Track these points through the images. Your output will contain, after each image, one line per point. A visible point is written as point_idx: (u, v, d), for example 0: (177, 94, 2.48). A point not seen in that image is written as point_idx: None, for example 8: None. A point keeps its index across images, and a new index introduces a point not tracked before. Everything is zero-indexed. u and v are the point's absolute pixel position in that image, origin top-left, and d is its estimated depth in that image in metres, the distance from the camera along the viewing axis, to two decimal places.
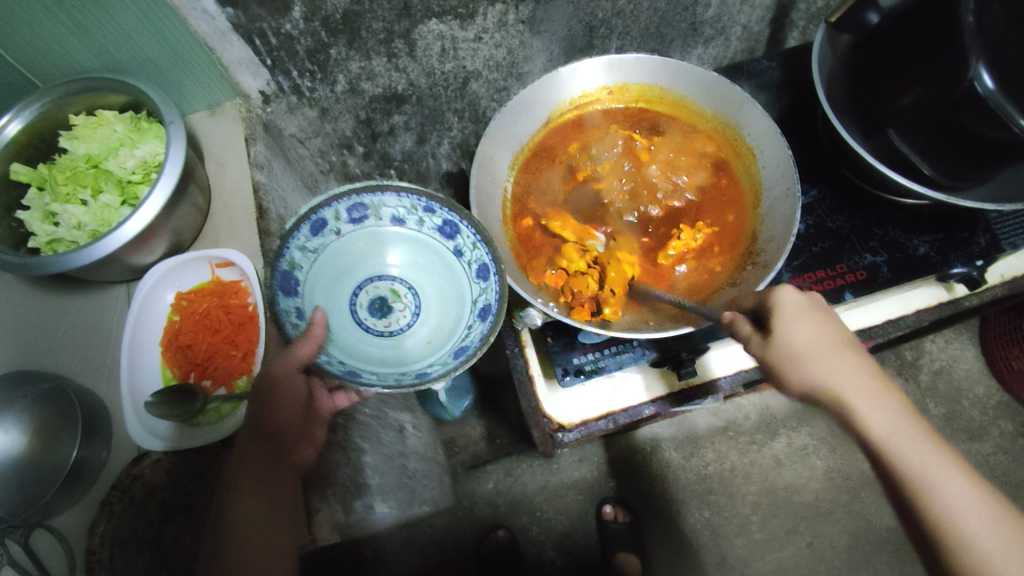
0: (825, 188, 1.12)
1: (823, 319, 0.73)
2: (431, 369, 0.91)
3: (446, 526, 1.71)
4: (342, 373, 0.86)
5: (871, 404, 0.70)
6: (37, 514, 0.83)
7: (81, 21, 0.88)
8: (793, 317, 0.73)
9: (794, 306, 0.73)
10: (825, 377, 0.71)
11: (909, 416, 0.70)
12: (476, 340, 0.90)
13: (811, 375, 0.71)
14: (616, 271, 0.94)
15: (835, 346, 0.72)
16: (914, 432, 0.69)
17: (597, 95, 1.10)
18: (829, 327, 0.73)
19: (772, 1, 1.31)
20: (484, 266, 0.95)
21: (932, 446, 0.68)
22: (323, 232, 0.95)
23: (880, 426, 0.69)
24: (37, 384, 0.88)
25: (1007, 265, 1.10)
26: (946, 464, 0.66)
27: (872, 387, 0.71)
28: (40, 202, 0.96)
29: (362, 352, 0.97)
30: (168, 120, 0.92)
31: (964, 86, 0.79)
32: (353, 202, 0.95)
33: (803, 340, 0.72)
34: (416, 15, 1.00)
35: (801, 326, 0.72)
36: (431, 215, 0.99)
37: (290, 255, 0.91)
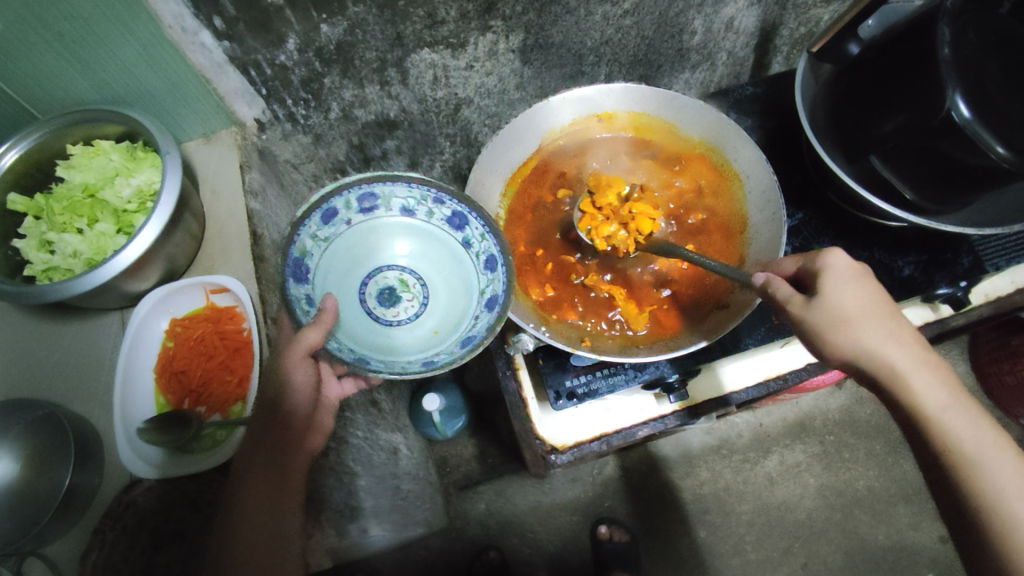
0: (811, 210, 1.14)
1: (869, 288, 0.78)
2: (438, 357, 0.94)
3: (440, 548, 1.70)
4: (351, 361, 0.90)
5: (917, 376, 0.76)
6: (30, 542, 0.84)
7: (81, 56, 0.90)
8: (843, 282, 0.78)
9: (843, 273, 0.78)
10: (870, 345, 0.76)
11: (949, 390, 0.75)
12: (482, 331, 0.93)
13: (857, 340, 0.76)
14: (638, 220, 0.99)
15: (883, 314, 0.78)
16: (957, 404, 0.75)
17: (587, 123, 1.11)
18: (877, 296, 0.78)
19: (756, 28, 1.34)
20: (492, 258, 0.98)
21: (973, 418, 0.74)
22: (335, 222, 0.97)
23: (926, 398, 0.75)
24: (30, 412, 0.88)
25: (992, 286, 1.12)
26: (987, 437, 0.72)
27: (918, 357, 0.77)
28: (36, 231, 0.97)
29: (369, 342, 0.98)
30: (164, 150, 0.94)
31: (942, 115, 0.81)
32: (364, 193, 0.97)
33: (853, 305, 0.76)
34: (409, 45, 1.02)
35: (852, 292, 0.77)
36: (441, 206, 1.00)
37: (301, 243, 0.92)
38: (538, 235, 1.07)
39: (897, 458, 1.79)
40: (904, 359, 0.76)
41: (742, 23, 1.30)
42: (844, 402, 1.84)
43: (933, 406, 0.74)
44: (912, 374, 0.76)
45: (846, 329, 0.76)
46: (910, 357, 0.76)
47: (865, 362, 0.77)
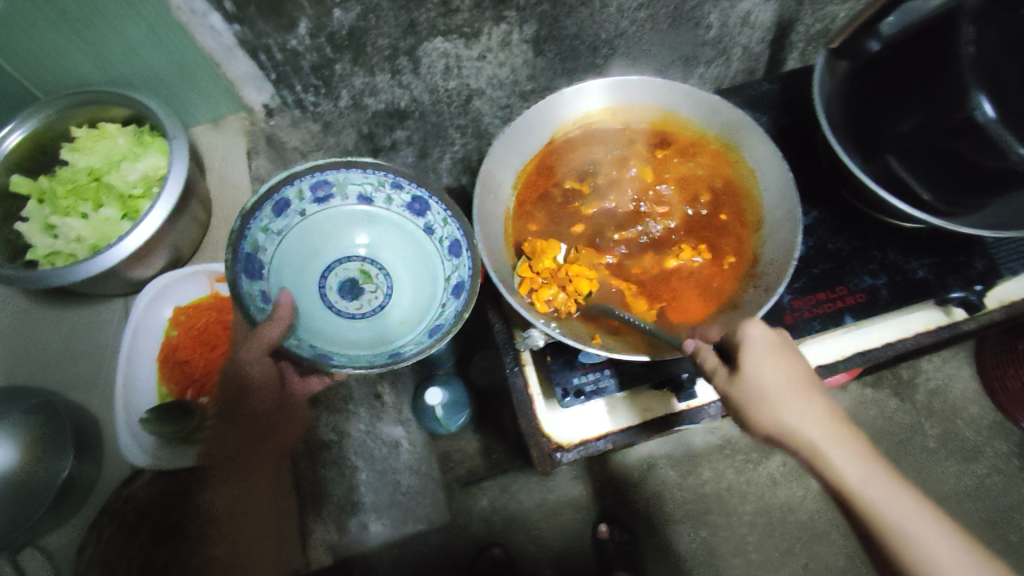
0: (825, 209, 1.13)
1: (787, 357, 0.76)
2: (406, 348, 0.94)
3: (441, 545, 1.68)
4: (313, 355, 0.87)
5: (839, 454, 0.72)
6: (23, 534, 0.83)
7: (86, 34, 0.89)
8: (760, 356, 0.76)
9: (761, 345, 0.76)
10: (792, 419, 0.73)
11: (874, 460, 0.72)
12: (450, 318, 0.94)
13: (779, 419, 0.73)
14: (577, 282, 0.96)
15: (798, 388, 0.76)
16: (884, 478, 0.71)
17: (599, 116, 1.10)
18: (794, 367, 0.76)
19: (773, 23, 1.32)
20: (455, 243, 0.99)
21: (903, 491, 0.70)
22: (287, 213, 0.95)
23: (851, 479, 0.70)
24: (25, 400, 0.87)
25: (1006, 289, 1.10)
26: (914, 509, 0.69)
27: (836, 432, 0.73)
28: (40, 214, 0.96)
29: (331, 334, 0.98)
30: (171, 134, 0.92)
31: (963, 115, 0.82)
32: (317, 181, 0.95)
33: (769, 381, 0.74)
34: (422, 33, 1.00)
35: (768, 365, 0.75)
36: (400, 191, 1.00)
37: (252, 236, 0.90)
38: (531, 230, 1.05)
39: (900, 462, 1.78)
40: (821, 436, 0.73)
41: (759, 17, 1.28)
42: (848, 405, 1.83)
43: (862, 486, 0.70)
44: (834, 452, 0.72)
45: (769, 404, 0.74)
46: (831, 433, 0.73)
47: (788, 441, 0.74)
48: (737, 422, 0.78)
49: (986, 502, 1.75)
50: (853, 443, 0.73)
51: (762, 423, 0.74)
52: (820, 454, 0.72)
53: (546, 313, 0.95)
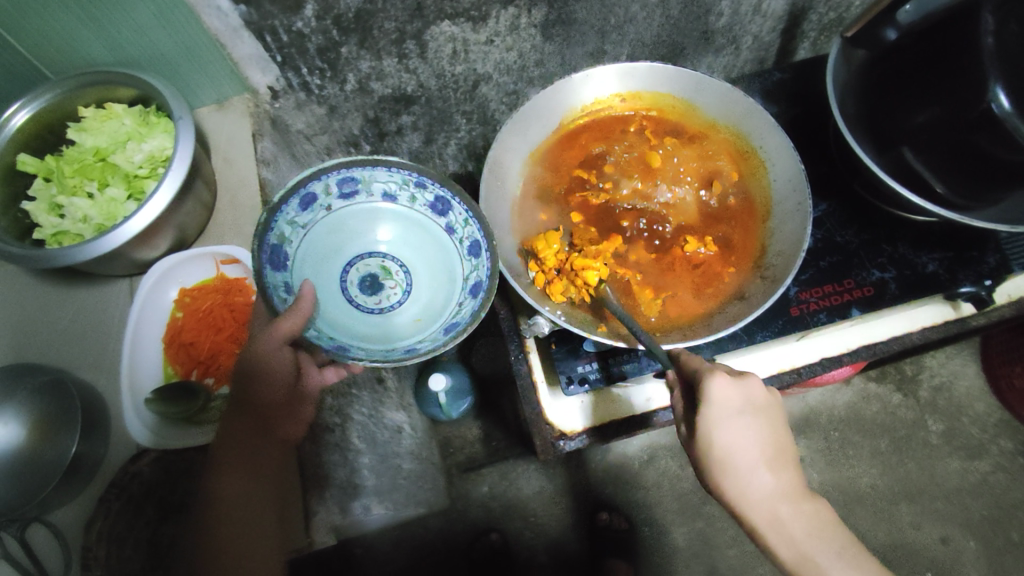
0: (835, 202, 1.12)
1: (748, 425, 0.76)
2: (421, 344, 0.93)
3: (439, 528, 1.70)
4: (331, 347, 0.88)
5: (783, 524, 0.75)
6: (33, 509, 0.84)
7: (93, 13, 0.88)
8: (721, 423, 0.75)
9: (727, 408, 0.75)
10: (746, 488, 0.76)
11: (820, 528, 0.76)
12: (466, 317, 0.92)
13: (731, 488, 0.76)
14: (584, 273, 0.93)
15: (756, 454, 0.77)
16: (823, 550, 0.75)
17: (610, 103, 1.09)
18: (755, 433, 0.77)
19: (785, 12, 1.30)
20: (476, 243, 0.96)
21: (840, 563, 0.74)
22: (313, 207, 0.95)
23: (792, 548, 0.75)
24: (36, 377, 0.88)
25: (1015, 285, 1.09)
26: None
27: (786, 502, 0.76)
28: (47, 193, 0.95)
29: (346, 328, 0.97)
30: (178, 115, 0.92)
31: (982, 107, 0.80)
32: (344, 176, 0.95)
33: (727, 449, 0.75)
34: (429, 16, 0.99)
35: (728, 433, 0.75)
36: (423, 190, 0.99)
37: (279, 228, 0.91)
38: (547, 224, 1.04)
39: (902, 457, 1.78)
40: (770, 508, 0.75)
41: (771, 6, 1.26)
42: (850, 399, 1.83)
43: (801, 558, 0.74)
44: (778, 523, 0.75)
45: (726, 472, 0.76)
46: (779, 504, 0.76)
47: (738, 508, 0.76)
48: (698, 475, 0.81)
49: (987, 499, 1.75)
50: (800, 513, 0.76)
51: (716, 485, 0.77)
52: (763, 526, 0.75)
53: (560, 303, 0.95)
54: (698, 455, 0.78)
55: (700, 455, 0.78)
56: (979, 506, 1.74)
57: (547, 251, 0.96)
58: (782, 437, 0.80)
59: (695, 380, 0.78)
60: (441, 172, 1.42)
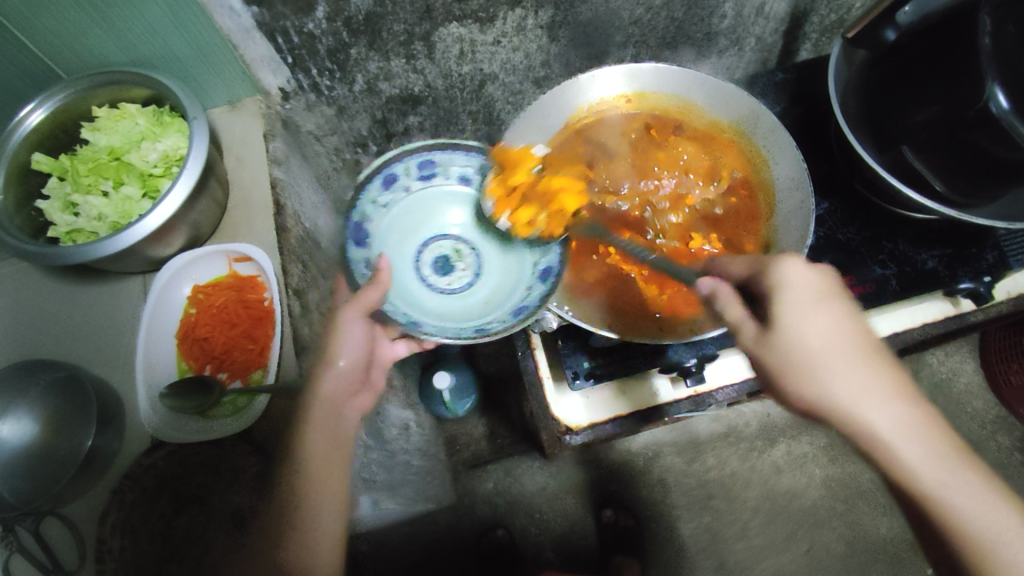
0: (836, 201, 1.13)
1: (831, 319, 0.78)
2: (490, 324, 0.93)
3: (447, 524, 1.72)
4: (405, 322, 0.91)
5: (879, 414, 0.76)
6: (48, 502, 0.85)
7: (107, 14, 0.90)
8: (799, 314, 0.78)
9: (802, 300, 0.78)
10: (828, 383, 0.77)
11: (919, 422, 0.76)
12: (536, 299, 0.93)
13: (821, 381, 0.77)
14: (559, 198, 0.99)
15: (842, 347, 0.78)
16: (923, 443, 0.75)
17: (616, 103, 1.11)
18: (838, 326, 0.78)
19: (787, 14, 1.32)
20: (544, 227, 1.00)
21: (939, 457, 0.75)
22: (394, 188, 0.99)
23: (887, 435, 0.75)
24: (52, 373, 0.90)
25: (1014, 282, 1.12)
26: (947, 466, 0.74)
27: (882, 395, 0.77)
28: (61, 192, 0.97)
29: (419, 304, 0.98)
30: (192, 115, 0.93)
31: (979, 106, 0.80)
32: (423, 159, 0.99)
33: (815, 342, 0.77)
34: (437, 18, 1.00)
35: (812, 327, 0.77)
36: (496, 176, 1.02)
37: (361, 207, 0.95)
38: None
39: None
40: (865, 401, 0.76)
41: (773, 8, 1.28)
42: None
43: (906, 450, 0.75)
44: (877, 416, 0.76)
45: (806, 366, 0.77)
46: (872, 395, 0.76)
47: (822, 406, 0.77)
48: (772, 384, 0.82)
49: None
50: (896, 409, 0.76)
51: (795, 389, 0.79)
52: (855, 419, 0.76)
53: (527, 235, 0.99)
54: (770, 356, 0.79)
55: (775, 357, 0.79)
56: None
57: (518, 179, 0.99)
58: (868, 330, 0.80)
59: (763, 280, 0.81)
60: None
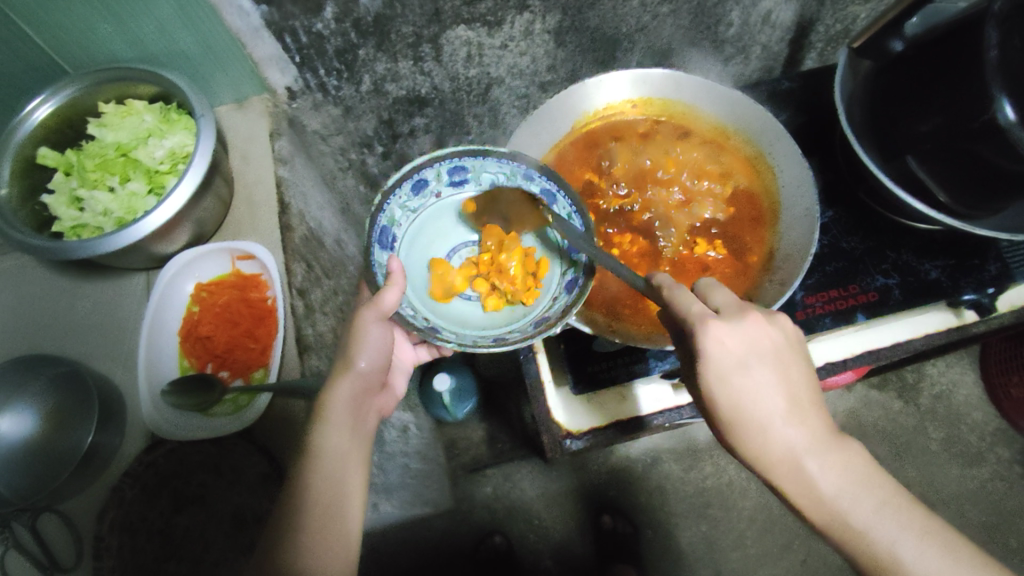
0: (841, 209, 1.14)
1: (745, 378, 0.69)
2: (509, 335, 0.88)
3: (444, 528, 1.71)
4: (424, 328, 0.85)
5: (790, 480, 0.69)
6: (47, 498, 0.86)
7: (117, 11, 0.90)
8: (724, 376, 0.69)
9: (723, 361, 0.69)
10: (761, 448, 0.70)
11: (851, 482, 0.69)
12: (558, 312, 0.88)
13: (753, 443, 0.70)
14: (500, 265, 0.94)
15: (763, 406, 0.69)
16: (843, 510, 0.68)
17: (622, 108, 1.11)
18: (765, 382, 0.70)
19: (793, 23, 1.32)
20: (578, 238, 0.91)
21: (883, 522, 0.67)
22: (423, 193, 0.94)
23: (817, 501, 0.68)
24: (55, 368, 0.90)
25: (1018, 294, 1.10)
26: (890, 546, 0.66)
27: (804, 458, 0.69)
28: (66, 187, 0.97)
29: (440, 309, 0.93)
30: (199, 113, 0.93)
31: (986, 118, 0.80)
32: (454, 165, 0.92)
33: (729, 404, 0.70)
34: (445, 20, 1.01)
35: (734, 388, 0.69)
36: (530, 183, 0.93)
37: (389, 211, 0.90)
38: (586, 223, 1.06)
39: (902, 463, 1.80)
40: (787, 463, 0.69)
41: (780, 16, 1.29)
42: (851, 406, 1.85)
43: (831, 516, 0.68)
44: (803, 483, 0.69)
45: (736, 427, 0.70)
46: (796, 459, 0.69)
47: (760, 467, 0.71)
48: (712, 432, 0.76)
49: (985, 505, 1.76)
50: (833, 470, 0.68)
51: (733, 445, 0.72)
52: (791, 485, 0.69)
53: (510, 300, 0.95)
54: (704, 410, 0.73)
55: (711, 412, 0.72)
56: (978, 512, 1.76)
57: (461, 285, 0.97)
58: (798, 382, 0.71)
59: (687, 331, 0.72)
60: None
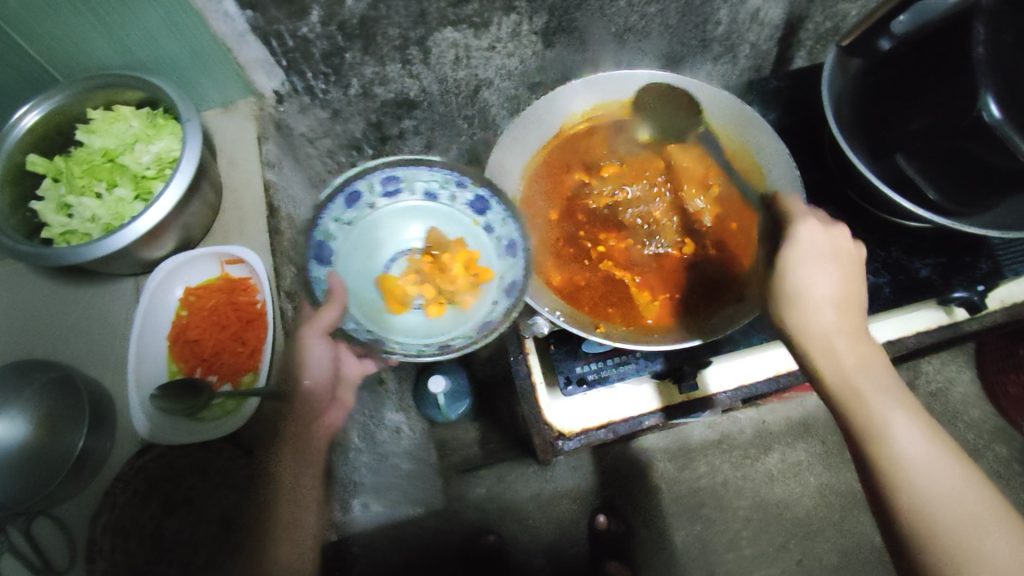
0: (830, 208, 1.13)
1: (822, 270, 0.81)
2: (453, 342, 0.94)
3: (436, 530, 1.71)
4: (368, 341, 0.91)
5: (840, 358, 0.78)
6: (40, 503, 0.84)
7: (104, 18, 0.90)
8: (808, 260, 0.81)
9: (810, 249, 0.81)
10: (819, 324, 0.79)
11: (884, 378, 0.77)
12: (500, 316, 0.93)
13: (813, 320, 0.79)
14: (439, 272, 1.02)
15: (829, 294, 0.80)
16: (875, 392, 0.76)
17: (609, 109, 1.11)
18: (841, 278, 0.81)
19: (782, 21, 1.32)
20: (512, 243, 0.99)
21: (905, 417, 0.74)
22: (359, 205, 0.99)
23: (853, 378, 0.77)
24: (44, 372, 0.91)
25: (1007, 291, 1.11)
26: (909, 430, 0.73)
27: (857, 347, 0.79)
28: (55, 194, 0.97)
29: (381, 317, 0.98)
30: (186, 118, 0.93)
31: (972, 115, 0.80)
32: (387, 176, 0.99)
33: (799, 281, 0.80)
34: (432, 22, 1.01)
35: (815, 271, 0.80)
36: (463, 189, 1.01)
37: (325, 225, 0.95)
38: (574, 224, 1.07)
39: None
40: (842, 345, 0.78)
41: (768, 15, 1.28)
42: None
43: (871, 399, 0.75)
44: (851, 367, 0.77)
45: (803, 305, 0.80)
46: (848, 346, 0.78)
47: (808, 343, 0.79)
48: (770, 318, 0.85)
49: None
50: (872, 364, 0.78)
51: (790, 321, 0.81)
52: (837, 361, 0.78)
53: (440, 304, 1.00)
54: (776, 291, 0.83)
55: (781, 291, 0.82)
56: None
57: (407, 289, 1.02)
58: (861, 293, 0.83)
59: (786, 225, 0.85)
60: None
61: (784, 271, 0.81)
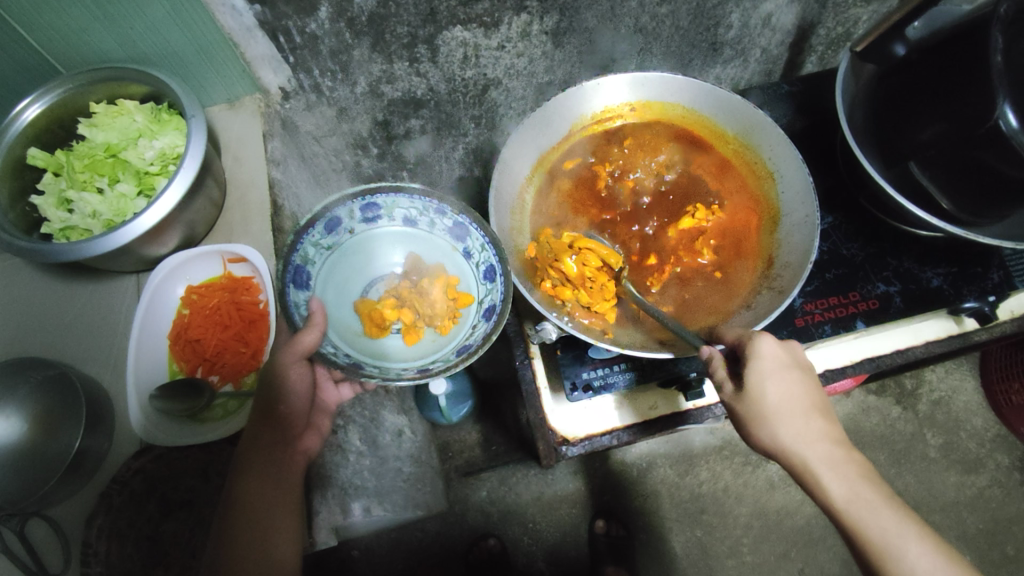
0: (841, 215, 1.13)
1: (797, 379, 0.77)
2: (433, 365, 0.91)
3: (436, 531, 1.70)
4: (346, 365, 0.86)
5: (831, 477, 0.74)
6: (35, 504, 0.83)
7: (110, 11, 0.89)
8: (770, 374, 0.76)
9: (773, 363, 0.76)
10: (788, 440, 0.75)
11: (868, 491, 0.73)
12: (478, 339, 0.90)
13: (778, 434, 0.75)
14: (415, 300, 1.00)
15: (804, 405, 0.77)
16: (874, 509, 0.71)
17: (620, 110, 1.10)
18: (802, 389, 0.77)
19: (794, 26, 1.31)
20: (491, 268, 0.95)
21: (909, 534, 0.70)
22: (337, 231, 0.96)
23: (835, 486, 0.73)
24: (41, 370, 0.89)
25: (1017, 301, 1.09)
26: (910, 543, 0.69)
27: (851, 470, 0.74)
28: (56, 188, 0.96)
29: (359, 342, 0.96)
30: (190, 113, 0.92)
31: (989, 124, 0.78)
32: (367, 203, 0.96)
33: (772, 397, 0.75)
34: (441, 21, 0.99)
35: (777, 385, 0.76)
36: (442, 217, 0.99)
37: (303, 250, 0.91)
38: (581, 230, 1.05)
39: (900, 469, 1.78)
40: (833, 470, 0.74)
41: (780, 19, 1.27)
42: (850, 411, 1.83)
43: (877, 526, 0.70)
44: (847, 490, 0.73)
45: (770, 421, 0.75)
46: (844, 464, 0.74)
47: (786, 455, 0.76)
48: (739, 433, 0.80)
49: (983, 513, 1.75)
50: (853, 477, 0.73)
51: (759, 437, 0.77)
52: (819, 470, 0.74)
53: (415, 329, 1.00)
54: (742, 408, 0.77)
55: (746, 407, 0.77)
56: (975, 520, 1.74)
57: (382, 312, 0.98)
58: (823, 398, 0.79)
59: (739, 342, 0.80)
60: (447, 176, 1.43)
61: (748, 387, 0.76)
